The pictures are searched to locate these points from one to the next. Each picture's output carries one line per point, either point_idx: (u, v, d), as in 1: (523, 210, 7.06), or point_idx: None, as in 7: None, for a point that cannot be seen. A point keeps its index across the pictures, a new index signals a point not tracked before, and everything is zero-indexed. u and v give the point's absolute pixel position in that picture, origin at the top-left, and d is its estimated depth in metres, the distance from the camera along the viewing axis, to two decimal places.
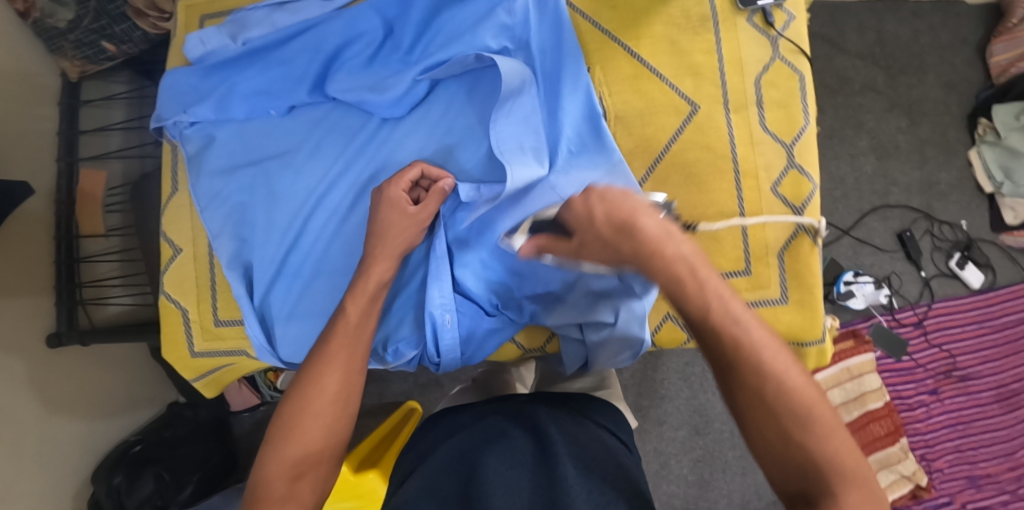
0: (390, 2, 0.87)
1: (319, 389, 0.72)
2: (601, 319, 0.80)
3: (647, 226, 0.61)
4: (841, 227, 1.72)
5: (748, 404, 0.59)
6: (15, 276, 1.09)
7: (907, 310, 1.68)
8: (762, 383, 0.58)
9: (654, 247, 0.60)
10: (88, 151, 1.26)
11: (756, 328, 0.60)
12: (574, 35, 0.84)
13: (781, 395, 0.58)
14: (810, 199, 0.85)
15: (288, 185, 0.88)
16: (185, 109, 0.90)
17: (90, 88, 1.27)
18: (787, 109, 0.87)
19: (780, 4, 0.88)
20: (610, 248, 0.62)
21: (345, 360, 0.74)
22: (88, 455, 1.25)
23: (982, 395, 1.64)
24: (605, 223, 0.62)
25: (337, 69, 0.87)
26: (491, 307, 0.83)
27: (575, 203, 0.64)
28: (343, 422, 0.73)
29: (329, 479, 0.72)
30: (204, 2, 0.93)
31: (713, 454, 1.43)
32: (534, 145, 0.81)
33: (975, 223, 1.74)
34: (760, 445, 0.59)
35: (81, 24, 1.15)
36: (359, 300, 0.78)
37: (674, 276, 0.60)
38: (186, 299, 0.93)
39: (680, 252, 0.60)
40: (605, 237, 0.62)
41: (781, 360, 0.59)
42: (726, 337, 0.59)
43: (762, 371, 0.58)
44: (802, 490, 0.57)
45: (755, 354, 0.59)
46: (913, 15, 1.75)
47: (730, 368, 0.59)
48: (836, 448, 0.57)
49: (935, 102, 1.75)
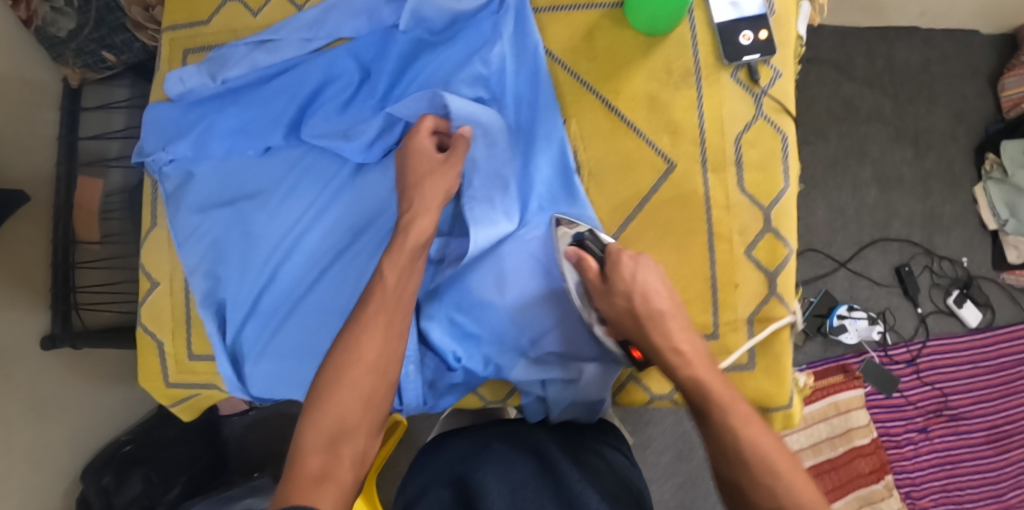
0: (367, 46, 0.87)
1: (357, 356, 0.69)
2: (565, 376, 0.82)
3: (671, 317, 0.70)
4: (838, 260, 1.64)
5: (762, 505, 0.60)
6: (12, 279, 1.10)
7: (901, 348, 1.65)
8: (777, 486, 0.60)
9: (662, 330, 0.70)
10: (89, 156, 1.24)
11: (764, 432, 0.63)
12: (549, 89, 0.83)
13: (796, 497, 0.59)
14: (785, 265, 0.84)
15: (262, 227, 0.89)
16: (165, 146, 0.92)
17: (89, 93, 1.25)
18: (765, 172, 0.85)
19: (766, 61, 0.87)
20: (631, 311, 0.71)
21: (383, 326, 0.71)
22: (80, 453, 1.26)
23: (973, 435, 1.62)
24: (636, 289, 0.71)
25: (313, 112, 0.87)
26: (453, 362, 0.84)
27: (622, 259, 0.73)
28: (380, 392, 0.70)
29: (368, 452, 0.68)
30: (187, 37, 0.95)
31: (694, 480, 1.42)
32: (506, 202, 0.82)
33: (977, 261, 1.70)
34: None
35: (81, 33, 1.16)
36: (398, 263, 0.75)
37: (694, 378, 0.66)
38: (162, 331, 0.96)
39: (693, 348, 0.69)
40: (633, 303, 0.71)
41: (791, 465, 0.61)
42: (743, 443, 0.62)
43: (777, 474, 0.60)
44: None
45: (765, 457, 0.61)
46: (925, 42, 1.67)
47: (745, 471, 0.61)
48: None
49: (942, 133, 1.69)
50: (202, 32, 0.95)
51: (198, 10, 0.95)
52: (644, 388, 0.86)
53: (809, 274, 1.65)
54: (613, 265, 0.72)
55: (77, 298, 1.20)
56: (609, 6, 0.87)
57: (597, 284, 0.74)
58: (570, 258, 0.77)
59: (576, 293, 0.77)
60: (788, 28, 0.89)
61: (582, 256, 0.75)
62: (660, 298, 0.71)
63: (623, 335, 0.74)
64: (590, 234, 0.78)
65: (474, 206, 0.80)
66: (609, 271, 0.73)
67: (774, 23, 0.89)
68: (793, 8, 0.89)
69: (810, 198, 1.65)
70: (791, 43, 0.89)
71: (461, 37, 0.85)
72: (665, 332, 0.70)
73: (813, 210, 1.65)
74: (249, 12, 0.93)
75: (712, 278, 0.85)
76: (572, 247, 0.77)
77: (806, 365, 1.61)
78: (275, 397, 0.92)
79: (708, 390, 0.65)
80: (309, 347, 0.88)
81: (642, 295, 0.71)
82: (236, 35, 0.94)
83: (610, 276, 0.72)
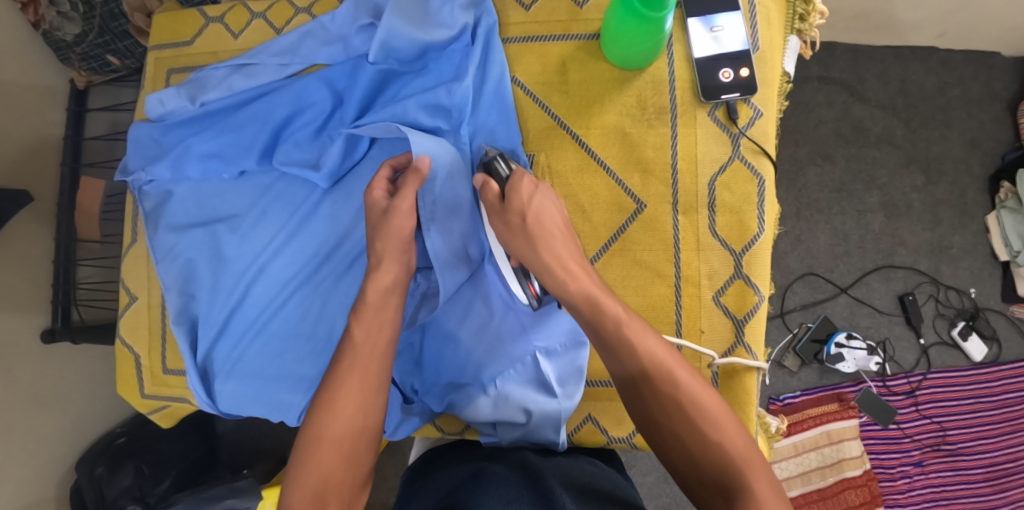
0: (338, 75, 0.91)
1: (334, 413, 0.70)
2: (513, 419, 0.85)
3: (557, 238, 0.75)
4: (838, 286, 1.45)
5: (665, 411, 0.65)
6: (13, 271, 1.07)
7: (901, 378, 1.44)
8: (675, 388, 0.66)
9: (546, 244, 0.74)
10: (95, 157, 1.22)
11: (653, 338, 0.69)
12: (509, 121, 0.87)
13: (694, 399, 0.65)
14: (753, 312, 0.85)
15: (235, 249, 0.92)
16: (146, 166, 0.95)
17: (96, 95, 1.23)
18: (739, 215, 0.85)
19: (747, 99, 0.86)
20: (524, 229, 0.75)
21: (358, 380, 0.72)
22: (74, 445, 1.18)
23: (972, 471, 1.40)
24: (530, 209, 0.76)
25: (285, 139, 0.91)
26: (411, 394, 0.90)
27: (522, 182, 0.77)
28: (363, 445, 0.70)
29: (353, 506, 0.69)
30: (172, 57, 1.00)
31: (679, 504, 1.33)
32: (463, 250, 0.86)
33: (985, 291, 1.47)
34: (674, 447, 0.65)
35: (87, 39, 1.13)
36: (366, 323, 0.75)
37: (585, 292, 0.71)
38: (139, 344, 0.98)
39: (556, 255, 0.74)
40: (527, 234, 0.75)
41: (683, 369, 0.67)
42: (638, 350, 0.67)
43: (673, 378, 0.66)
44: (718, 486, 0.62)
45: (659, 361, 0.67)
46: (943, 64, 1.48)
47: (645, 380, 0.67)
48: (740, 448, 0.63)
49: (955, 159, 1.48)
50: (186, 51, 1.00)
51: (183, 30, 1.00)
52: (602, 430, 0.88)
53: (805, 299, 1.45)
54: (514, 182, 0.76)
55: (76, 294, 1.18)
56: (585, 38, 0.88)
57: (495, 204, 0.77)
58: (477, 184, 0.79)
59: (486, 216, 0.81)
60: (773, 64, 0.87)
61: (486, 180, 0.78)
62: (547, 215, 0.76)
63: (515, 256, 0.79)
64: (495, 158, 0.81)
65: (431, 237, 0.83)
66: (508, 191, 0.76)
67: (758, 60, 0.86)
68: (779, 44, 0.87)
69: (811, 221, 1.47)
70: (775, 81, 0.87)
71: (431, 69, 0.89)
72: (552, 250, 0.74)
73: (816, 235, 1.47)
74: (231, 34, 0.98)
75: (677, 322, 0.86)
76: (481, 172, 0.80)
77: (798, 392, 1.43)
78: (243, 414, 0.94)
79: (600, 303, 0.70)
80: (276, 370, 0.91)
81: (535, 215, 0.75)
82: (217, 56, 0.98)
83: (508, 196, 0.76)
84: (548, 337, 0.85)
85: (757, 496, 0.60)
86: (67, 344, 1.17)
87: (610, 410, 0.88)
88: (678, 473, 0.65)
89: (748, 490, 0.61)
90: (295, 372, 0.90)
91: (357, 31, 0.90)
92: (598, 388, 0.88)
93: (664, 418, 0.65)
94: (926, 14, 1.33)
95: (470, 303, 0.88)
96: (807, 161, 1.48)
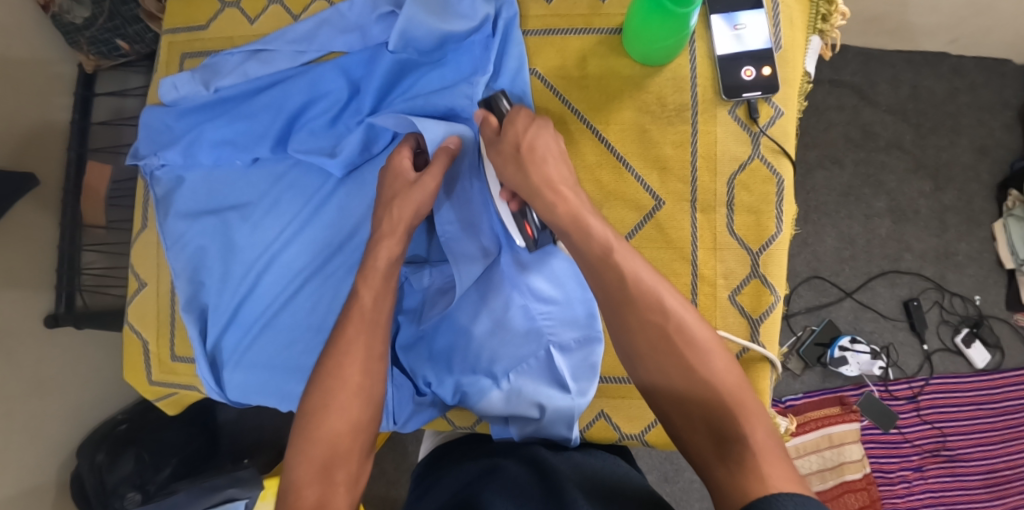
0: (355, 64, 0.90)
1: (341, 381, 0.71)
2: (527, 414, 0.85)
3: (551, 163, 0.73)
4: (843, 290, 1.45)
5: (651, 344, 0.65)
6: (16, 255, 1.06)
7: (902, 383, 1.44)
8: (666, 320, 0.65)
9: (537, 168, 0.72)
10: (101, 143, 1.20)
11: (643, 266, 0.67)
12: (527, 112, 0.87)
13: (683, 331, 0.64)
14: (769, 312, 0.85)
15: (245, 238, 0.91)
16: (157, 151, 0.94)
17: (104, 79, 1.22)
18: (757, 215, 0.85)
19: (768, 98, 0.85)
20: (517, 157, 0.73)
21: (364, 348, 0.73)
22: (75, 430, 1.17)
23: (971, 478, 1.40)
24: (524, 137, 0.74)
25: (299, 127, 0.90)
26: (423, 389, 0.89)
27: (519, 115, 0.75)
28: (369, 415, 0.71)
29: (360, 477, 0.69)
30: (186, 41, 0.99)
31: (679, 503, 1.32)
32: (480, 242, 0.86)
33: (989, 299, 1.47)
34: (662, 384, 0.65)
35: (95, 23, 1.12)
36: (372, 283, 0.77)
37: (573, 213, 0.70)
38: (147, 329, 0.98)
39: (546, 178, 0.72)
40: (519, 161, 0.73)
41: (676, 299, 0.66)
42: (627, 278, 0.66)
43: (664, 308, 0.65)
44: (708, 428, 0.62)
45: (651, 290, 0.66)
46: (955, 71, 1.47)
47: (632, 309, 0.65)
48: (731, 385, 0.63)
49: (964, 166, 1.48)
50: (201, 36, 0.99)
51: (198, 15, 0.99)
52: (614, 426, 0.88)
53: (809, 302, 1.45)
54: (510, 113, 0.75)
55: (81, 279, 1.16)
56: (606, 33, 0.88)
57: (493, 137, 0.76)
58: (478, 120, 0.79)
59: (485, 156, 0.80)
60: (795, 65, 0.86)
61: (487, 116, 0.78)
62: (545, 147, 0.74)
63: (510, 189, 0.77)
64: (499, 94, 0.80)
65: (443, 210, 0.85)
66: (505, 123, 0.75)
67: (780, 59, 0.86)
68: (801, 45, 0.87)
69: (818, 224, 1.47)
70: (796, 81, 0.87)
71: (449, 60, 0.88)
72: (544, 174, 0.72)
73: (823, 239, 1.46)
74: (247, 20, 0.96)
75: None
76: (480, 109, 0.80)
77: (799, 394, 1.43)
78: (251, 403, 0.93)
79: (588, 226, 0.69)
80: (285, 361, 0.90)
81: (529, 145, 0.73)
82: (232, 42, 0.97)
83: (504, 128, 0.75)
84: (562, 329, 0.84)
85: (749, 438, 0.60)
86: (71, 329, 1.16)
87: (622, 408, 0.87)
88: (666, 412, 0.65)
89: (737, 430, 0.60)
90: (304, 363, 0.89)
91: (376, 20, 0.89)
92: (611, 385, 0.88)
93: (651, 350, 0.65)
94: (940, 19, 1.33)
95: (484, 297, 0.86)
96: (816, 164, 1.47)
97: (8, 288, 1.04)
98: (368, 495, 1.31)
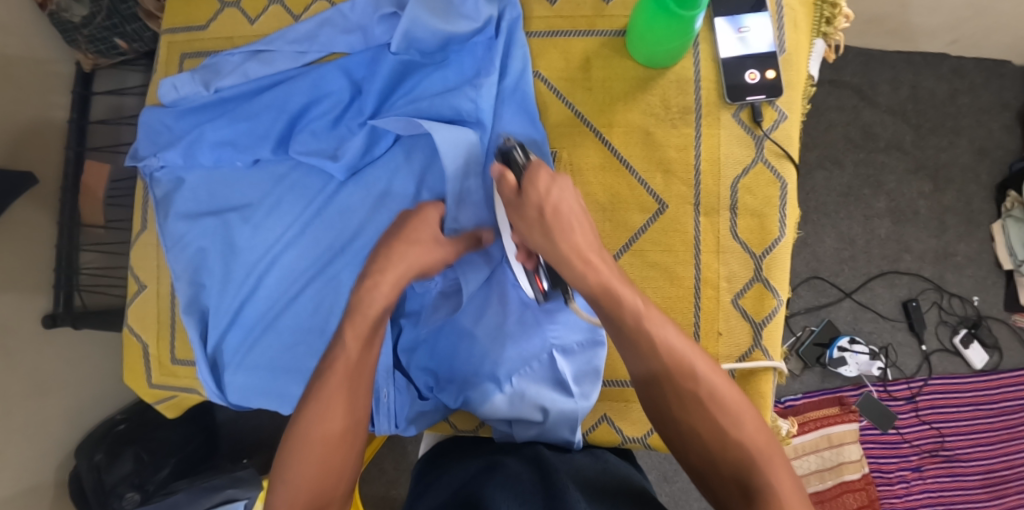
0: (357, 64, 0.90)
1: (323, 427, 0.69)
2: (531, 418, 0.85)
3: (577, 227, 0.70)
4: (843, 290, 1.45)
5: (684, 406, 0.66)
6: (14, 253, 1.05)
7: (901, 384, 1.44)
8: (697, 386, 0.66)
9: (564, 232, 0.69)
10: (100, 142, 1.19)
11: (673, 333, 0.68)
12: (530, 112, 0.86)
13: (715, 395, 0.65)
14: (772, 316, 0.85)
15: (246, 239, 0.90)
16: (156, 152, 0.93)
17: (102, 77, 1.21)
18: (761, 218, 0.85)
19: (772, 102, 0.85)
20: (541, 223, 0.70)
21: (346, 396, 0.71)
22: (74, 430, 1.17)
23: (969, 478, 1.40)
24: (549, 201, 0.70)
25: (301, 128, 0.90)
26: (426, 391, 0.89)
27: (538, 174, 0.71)
28: (349, 462, 0.70)
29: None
30: (185, 41, 0.98)
31: (678, 503, 1.32)
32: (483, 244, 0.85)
33: (988, 300, 1.47)
34: (694, 447, 0.66)
35: (94, 21, 1.11)
36: (359, 330, 0.74)
37: (603, 282, 0.68)
38: (146, 332, 0.97)
39: (572, 243, 0.69)
40: (544, 226, 0.70)
41: (706, 364, 0.67)
42: (659, 346, 0.66)
43: (695, 375, 0.66)
44: (740, 489, 0.63)
45: (682, 357, 0.66)
46: (954, 72, 1.47)
47: (665, 373, 0.66)
48: (761, 446, 0.64)
49: (963, 168, 1.48)
50: (200, 36, 0.98)
51: (197, 14, 0.98)
52: (616, 430, 0.88)
53: (809, 303, 1.45)
54: (529, 172, 0.71)
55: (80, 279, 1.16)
56: (610, 35, 0.87)
57: (512, 198, 0.72)
58: (495, 176, 0.74)
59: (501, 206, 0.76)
60: (798, 68, 0.86)
61: (503, 173, 0.73)
62: (568, 214, 0.70)
63: (523, 238, 0.75)
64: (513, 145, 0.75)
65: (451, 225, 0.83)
66: (525, 183, 0.71)
67: (784, 62, 0.86)
68: (805, 47, 0.86)
69: (818, 225, 1.47)
70: (801, 84, 0.87)
71: (452, 61, 0.88)
72: (570, 242, 0.69)
73: (822, 239, 1.47)
74: (247, 20, 0.96)
75: (695, 324, 0.85)
76: (498, 163, 0.75)
77: (798, 394, 1.43)
78: (252, 405, 0.93)
79: (618, 294, 0.67)
80: (287, 363, 0.90)
81: (553, 207, 0.70)
82: (232, 42, 0.96)
83: (525, 188, 0.70)
84: (564, 332, 0.84)
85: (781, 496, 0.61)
86: (70, 329, 1.15)
87: (625, 411, 0.87)
88: (697, 473, 0.66)
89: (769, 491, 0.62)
90: (306, 365, 0.89)
91: (378, 20, 0.88)
92: (613, 388, 0.88)
93: (684, 413, 0.66)
94: (940, 20, 1.33)
95: (487, 302, 0.86)
96: (816, 165, 1.47)
97: (6, 287, 1.03)
98: (368, 495, 1.31)
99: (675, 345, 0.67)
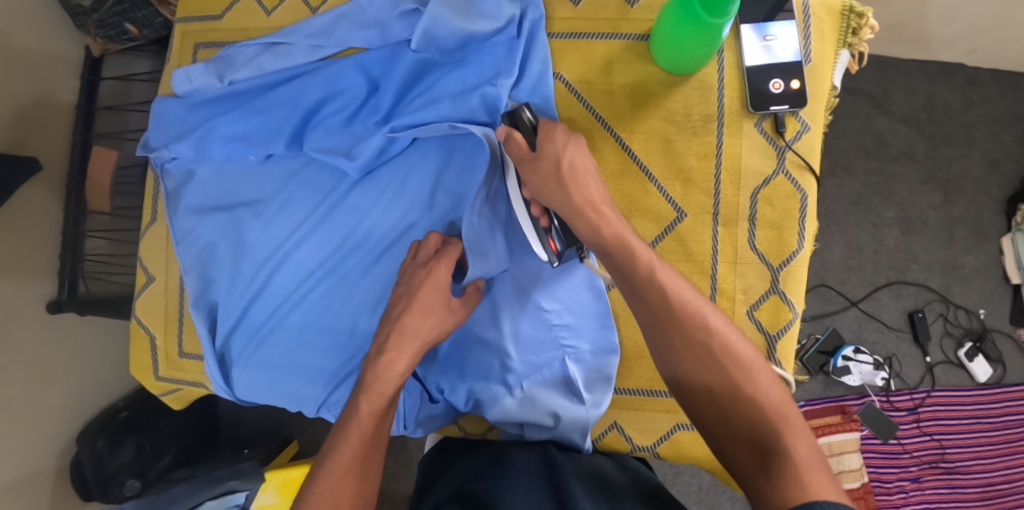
0: (375, 61, 0.88)
1: (348, 438, 0.71)
2: (542, 422, 0.85)
3: (590, 186, 0.73)
4: (849, 299, 1.40)
5: (696, 360, 0.65)
6: (15, 238, 1.03)
7: (904, 394, 1.38)
8: (710, 338, 0.65)
9: (580, 192, 0.72)
10: (106, 128, 1.16)
11: (685, 287, 0.68)
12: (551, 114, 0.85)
13: (728, 349, 0.64)
14: (787, 329, 0.84)
15: (258, 236, 0.89)
16: (167, 144, 0.92)
17: (111, 63, 1.18)
18: (779, 231, 0.84)
19: (795, 112, 0.84)
20: (558, 176, 0.73)
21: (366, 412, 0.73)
22: (76, 418, 1.15)
23: (967, 490, 1.35)
24: (564, 155, 0.74)
25: (315, 125, 0.88)
26: (437, 395, 0.89)
27: (554, 130, 0.75)
28: (370, 478, 0.70)
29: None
30: (199, 31, 0.97)
31: None
32: None
33: (994, 313, 1.42)
34: (707, 404, 0.64)
35: (104, 6, 1.09)
36: (373, 399, 0.74)
37: (617, 234, 0.70)
38: (155, 325, 0.96)
39: (587, 198, 0.72)
40: (562, 180, 0.73)
41: (718, 317, 0.66)
42: (670, 297, 0.67)
43: (708, 327, 0.65)
44: (753, 444, 0.61)
45: (692, 310, 0.66)
46: (969, 83, 1.42)
47: (676, 326, 0.66)
48: (774, 399, 0.62)
49: (974, 180, 1.43)
50: (214, 26, 0.96)
51: (212, 5, 0.96)
52: (627, 437, 0.88)
53: (814, 310, 1.41)
54: (547, 130, 0.75)
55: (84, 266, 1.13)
56: (633, 38, 0.86)
57: (526, 154, 0.75)
58: (501, 138, 0.78)
59: (513, 170, 0.79)
60: (823, 78, 0.85)
61: (510, 133, 0.77)
62: (578, 169, 0.73)
63: (541, 202, 0.77)
64: (523, 106, 0.78)
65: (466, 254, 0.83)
66: (540, 141, 0.75)
67: (809, 73, 0.85)
68: (831, 59, 0.85)
69: (826, 233, 1.42)
70: (824, 95, 0.85)
71: (471, 60, 0.86)
72: (585, 194, 0.72)
73: (830, 247, 1.41)
74: (262, 11, 0.94)
75: None
76: (505, 124, 0.78)
77: (800, 401, 1.39)
78: (259, 403, 0.92)
79: (632, 247, 0.70)
80: (298, 361, 0.89)
81: (569, 163, 0.73)
82: (247, 34, 0.95)
83: (542, 145, 0.74)
84: (577, 338, 0.84)
85: (792, 447, 0.59)
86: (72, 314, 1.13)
87: (635, 419, 0.87)
88: (706, 431, 0.64)
89: (780, 445, 0.60)
90: (317, 363, 0.89)
91: (397, 17, 0.87)
92: (626, 396, 0.87)
93: (695, 365, 0.65)
94: (960, 31, 1.29)
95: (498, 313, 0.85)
96: (826, 172, 1.43)
97: (8, 272, 1.02)
98: None
99: (687, 296, 0.67)
